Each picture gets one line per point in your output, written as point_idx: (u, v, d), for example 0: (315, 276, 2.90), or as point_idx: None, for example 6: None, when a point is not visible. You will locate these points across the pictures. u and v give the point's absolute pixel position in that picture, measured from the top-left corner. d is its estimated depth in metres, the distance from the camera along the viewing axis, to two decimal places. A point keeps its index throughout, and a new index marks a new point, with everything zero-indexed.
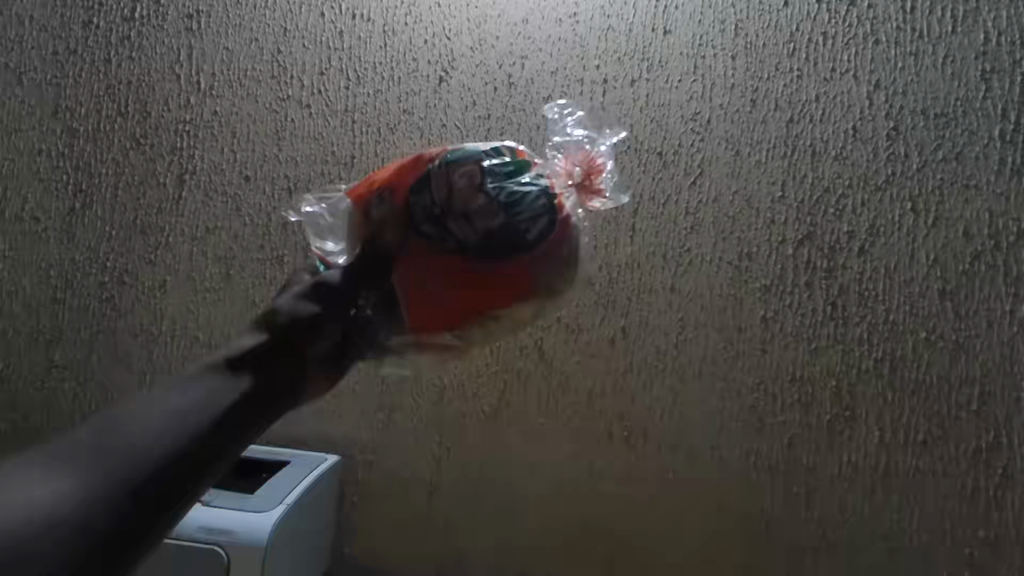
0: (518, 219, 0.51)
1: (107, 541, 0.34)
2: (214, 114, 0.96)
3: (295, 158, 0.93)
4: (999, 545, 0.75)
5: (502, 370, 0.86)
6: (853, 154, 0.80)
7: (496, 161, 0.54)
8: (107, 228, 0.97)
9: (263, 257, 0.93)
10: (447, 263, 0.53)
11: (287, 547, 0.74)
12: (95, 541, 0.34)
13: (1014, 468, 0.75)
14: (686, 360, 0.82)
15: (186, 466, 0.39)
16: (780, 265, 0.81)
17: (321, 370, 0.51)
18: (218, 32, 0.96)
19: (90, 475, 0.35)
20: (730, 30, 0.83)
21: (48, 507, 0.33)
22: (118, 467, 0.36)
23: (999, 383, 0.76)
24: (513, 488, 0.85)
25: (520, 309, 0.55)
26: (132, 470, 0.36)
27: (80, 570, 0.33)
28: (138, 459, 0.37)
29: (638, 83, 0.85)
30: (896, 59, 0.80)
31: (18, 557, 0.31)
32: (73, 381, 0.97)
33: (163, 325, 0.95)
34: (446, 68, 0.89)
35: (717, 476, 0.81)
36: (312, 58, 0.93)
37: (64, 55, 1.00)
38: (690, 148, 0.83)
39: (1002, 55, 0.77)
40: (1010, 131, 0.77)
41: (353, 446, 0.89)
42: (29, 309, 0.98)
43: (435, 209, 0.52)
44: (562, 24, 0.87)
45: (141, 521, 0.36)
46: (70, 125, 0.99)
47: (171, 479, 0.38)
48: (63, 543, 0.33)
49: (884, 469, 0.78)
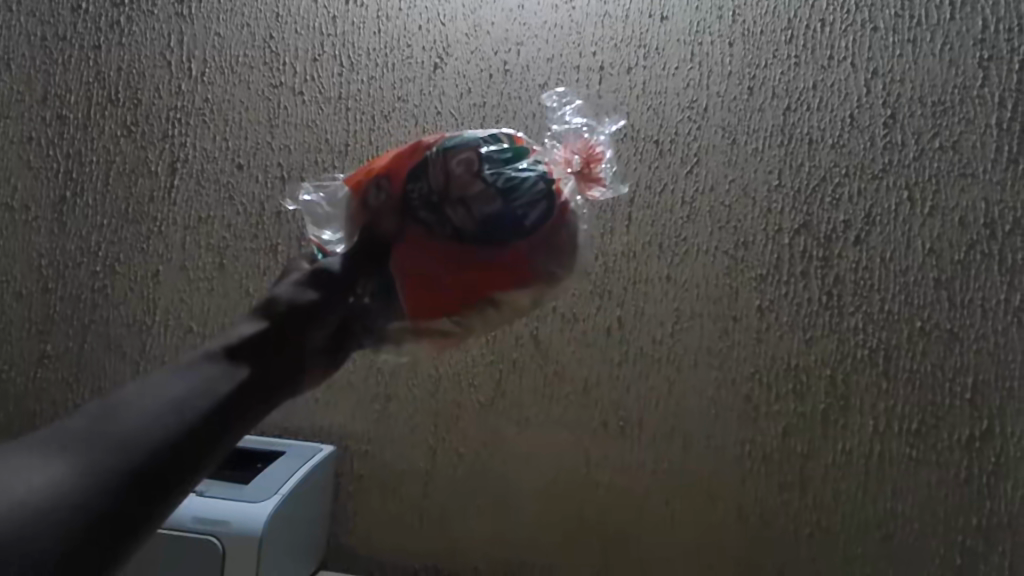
0: (515, 205, 0.51)
1: (103, 521, 0.34)
2: (205, 101, 0.95)
3: (288, 146, 0.92)
4: (990, 532, 0.75)
5: (497, 360, 0.86)
6: (850, 143, 0.80)
7: (494, 148, 0.53)
8: (98, 218, 0.96)
9: (256, 247, 0.92)
10: (444, 249, 0.52)
11: (281, 535, 0.74)
12: (90, 520, 0.33)
13: (1006, 456, 0.75)
14: (682, 349, 0.82)
15: (184, 451, 0.38)
16: (776, 254, 0.81)
17: (318, 361, 0.52)
18: (209, 17, 0.95)
19: (87, 460, 0.35)
20: (727, 16, 0.82)
21: (47, 491, 0.33)
22: (114, 451, 0.36)
23: (992, 372, 0.76)
24: (508, 480, 0.85)
25: (515, 299, 0.54)
26: (128, 454, 0.36)
27: (75, 553, 0.32)
28: (137, 442, 0.37)
29: (634, 70, 0.84)
30: (894, 46, 0.79)
31: (16, 538, 0.31)
32: (66, 371, 0.96)
33: (156, 315, 0.94)
34: (441, 54, 0.88)
35: (711, 466, 0.81)
36: (304, 44, 0.92)
37: (53, 40, 0.98)
38: (687, 135, 0.83)
39: (1001, 42, 0.77)
40: (1007, 119, 0.76)
41: (348, 437, 0.89)
42: (21, 299, 0.97)
43: (432, 196, 0.52)
44: (558, 10, 0.86)
45: (138, 503, 0.35)
46: (60, 113, 0.98)
47: (167, 463, 0.37)
48: (61, 524, 0.32)
49: (877, 458, 0.78)
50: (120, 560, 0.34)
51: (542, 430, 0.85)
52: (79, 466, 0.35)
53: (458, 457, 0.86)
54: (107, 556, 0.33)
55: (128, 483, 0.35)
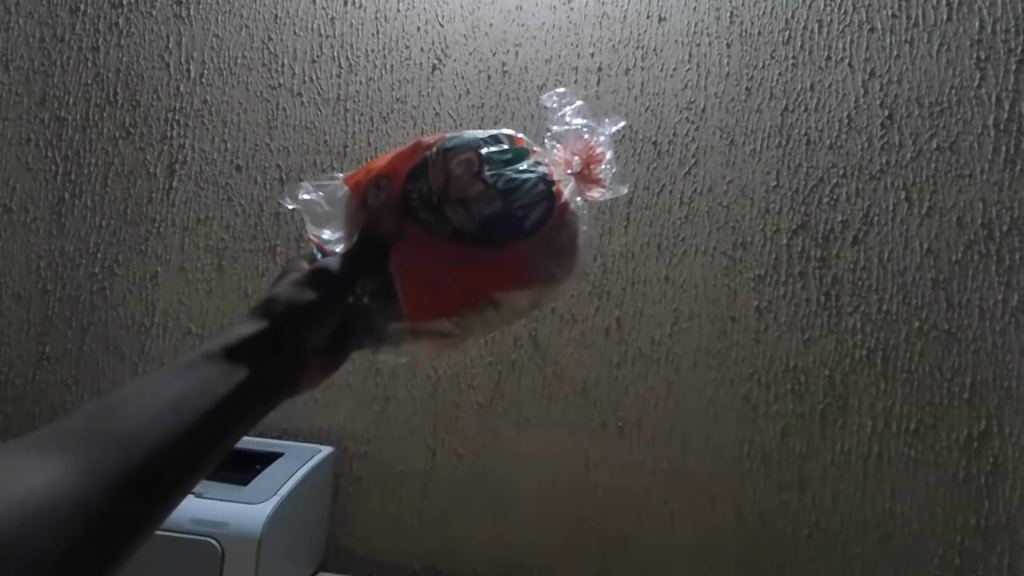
0: (515, 206, 0.51)
1: (103, 520, 0.34)
2: (204, 102, 0.95)
3: (287, 147, 0.92)
4: (989, 532, 0.76)
5: (495, 362, 0.86)
6: (847, 144, 0.80)
7: (494, 149, 0.53)
8: (97, 219, 0.96)
9: (254, 248, 0.92)
10: (444, 249, 0.52)
11: (280, 537, 0.74)
12: (89, 519, 0.33)
13: (1005, 456, 0.75)
14: (680, 350, 0.83)
15: (183, 451, 0.38)
16: (774, 255, 0.81)
17: (317, 361, 0.52)
18: (208, 19, 0.95)
19: (86, 460, 0.35)
20: (725, 17, 0.83)
21: (48, 491, 0.33)
22: (114, 451, 0.36)
23: (991, 372, 0.76)
24: (507, 481, 0.85)
25: (514, 300, 0.55)
26: (127, 454, 0.36)
27: (74, 552, 0.32)
28: (137, 442, 0.37)
29: (632, 72, 0.84)
30: (891, 47, 0.79)
31: (15, 538, 0.31)
32: (65, 373, 0.96)
33: (155, 317, 0.94)
34: (439, 56, 0.88)
35: (710, 466, 0.82)
36: (303, 46, 0.92)
37: (51, 42, 0.98)
38: (685, 137, 0.83)
39: (997, 43, 0.77)
40: (1004, 120, 0.77)
41: (346, 438, 0.88)
42: (19, 301, 0.97)
43: (432, 197, 0.52)
44: (557, 12, 0.86)
45: (138, 502, 0.35)
46: (58, 114, 0.98)
47: (166, 462, 0.37)
48: (60, 524, 0.32)
49: (876, 457, 0.78)
50: (119, 560, 0.34)
51: (541, 431, 0.85)
52: (79, 465, 0.35)
53: (457, 458, 0.86)
54: (107, 554, 0.33)
55: (127, 482, 0.35)
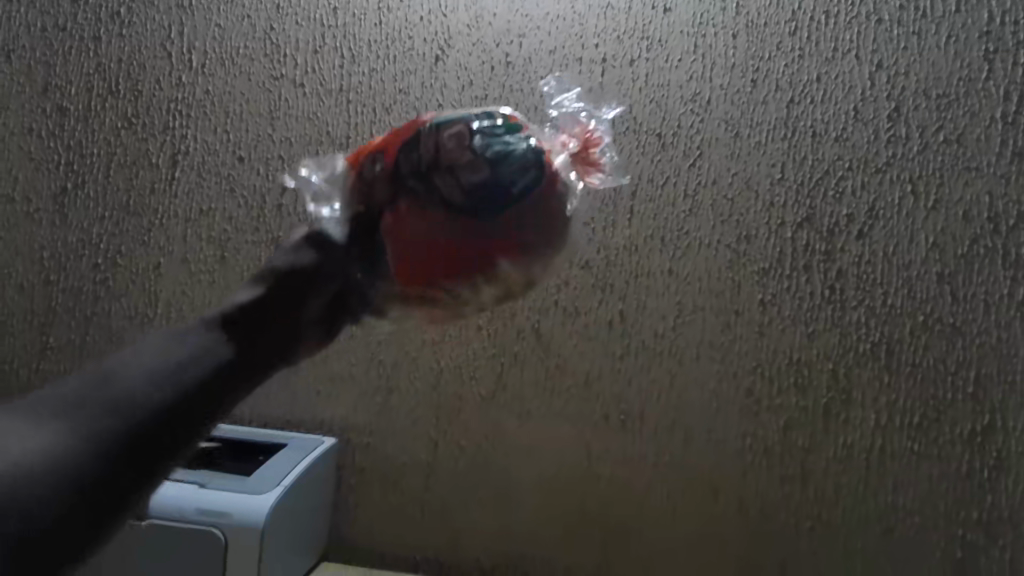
0: (504, 174, 0.47)
1: (96, 486, 0.32)
2: (206, 93, 0.94)
3: (290, 138, 0.92)
4: (992, 527, 0.76)
5: (498, 354, 0.85)
6: (853, 136, 0.79)
7: (487, 123, 0.49)
8: (100, 209, 0.96)
9: (257, 239, 0.92)
10: (436, 217, 0.48)
11: (283, 528, 0.75)
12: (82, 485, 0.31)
13: (1009, 450, 0.75)
14: (683, 343, 0.82)
15: (182, 416, 0.36)
16: (779, 247, 0.80)
17: (315, 333, 0.48)
18: (210, 8, 0.94)
19: (79, 425, 0.33)
20: (731, 8, 0.82)
21: (41, 454, 0.31)
22: (110, 413, 0.34)
23: (996, 366, 0.76)
24: (510, 473, 0.85)
25: (507, 277, 0.50)
26: (124, 417, 0.34)
27: (64, 519, 0.30)
28: (135, 404, 0.35)
29: (637, 63, 0.83)
30: (898, 39, 0.78)
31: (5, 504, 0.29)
32: (68, 363, 0.96)
33: (158, 307, 0.94)
34: (442, 46, 0.88)
35: (713, 459, 0.82)
36: (305, 36, 0.91)
37: (53, 31, 0.98)
38: (689, 129, 0.82)
39: (1006, 35, 0.76)
40: (1011, 112, 0.76)
41: (349, 429, 0.89)
42: (23, 291, 0.97)
43: (421, 167, 0.48)
44: (561, 2, 0.85)
45: (132, 467, 0.33)
46: (60, 104, 0.97)
47: (163, 428, 0.35)
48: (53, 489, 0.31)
49: (879, 451, 0.78)
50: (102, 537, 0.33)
51: (543, 423, 0.85)
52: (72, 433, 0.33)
53: (460, 450, 0.86)
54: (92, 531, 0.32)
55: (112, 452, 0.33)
